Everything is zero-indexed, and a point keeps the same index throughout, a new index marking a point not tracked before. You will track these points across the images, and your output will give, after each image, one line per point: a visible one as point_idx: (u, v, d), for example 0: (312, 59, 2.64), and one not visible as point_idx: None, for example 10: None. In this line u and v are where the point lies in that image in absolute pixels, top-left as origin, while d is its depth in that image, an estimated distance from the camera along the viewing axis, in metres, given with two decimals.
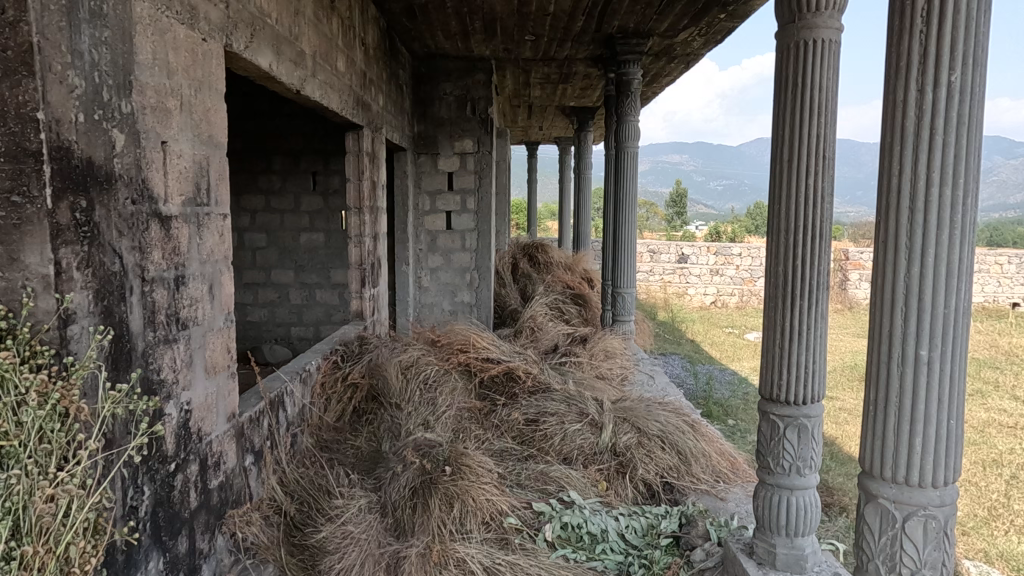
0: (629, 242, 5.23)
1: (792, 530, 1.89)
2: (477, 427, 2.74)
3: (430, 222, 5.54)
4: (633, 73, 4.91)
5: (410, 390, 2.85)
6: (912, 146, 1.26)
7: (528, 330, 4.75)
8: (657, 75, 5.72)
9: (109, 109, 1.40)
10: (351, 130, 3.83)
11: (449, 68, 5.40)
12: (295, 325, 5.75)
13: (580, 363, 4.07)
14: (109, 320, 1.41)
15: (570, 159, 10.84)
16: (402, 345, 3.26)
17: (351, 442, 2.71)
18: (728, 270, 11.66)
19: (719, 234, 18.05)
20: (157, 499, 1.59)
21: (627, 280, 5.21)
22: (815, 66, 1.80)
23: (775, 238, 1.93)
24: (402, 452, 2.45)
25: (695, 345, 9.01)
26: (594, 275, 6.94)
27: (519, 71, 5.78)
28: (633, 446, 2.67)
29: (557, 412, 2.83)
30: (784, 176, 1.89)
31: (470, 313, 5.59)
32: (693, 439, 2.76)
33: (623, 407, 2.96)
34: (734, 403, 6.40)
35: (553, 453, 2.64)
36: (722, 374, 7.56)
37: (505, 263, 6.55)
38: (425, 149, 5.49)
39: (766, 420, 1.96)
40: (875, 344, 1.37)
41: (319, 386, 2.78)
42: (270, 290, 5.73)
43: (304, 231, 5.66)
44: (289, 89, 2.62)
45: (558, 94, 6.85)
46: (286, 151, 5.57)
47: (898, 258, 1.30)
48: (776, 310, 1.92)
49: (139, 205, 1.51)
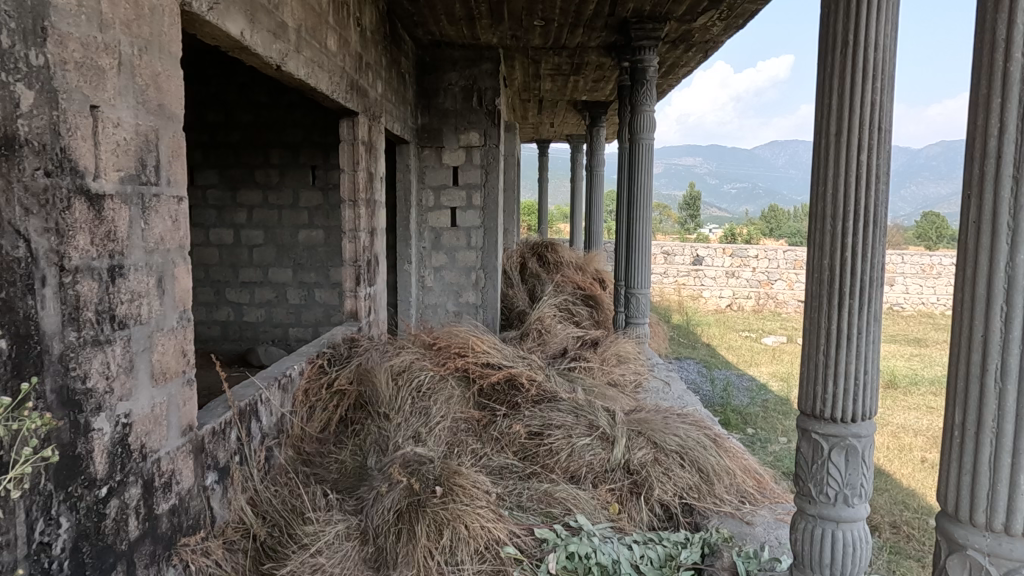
0: (644, 239, 4.92)
1: (837, 570, 1.61)
2: (474, 440, 2.45)
3: (434, 219, 5.28)
4: (649, 60, 4.62)
5: (401, 397, 2.56)
6: (1017, 97, 0.98)
7: (535, 332, 4.47)
8: (674, 65, 5.42)
9: (9, 57, 1.16)
10: (346, 118, 3.57)
11: (455, 57, 5.14)
12: (293, 326, 5.50)
13: (591, 369, 3.77)
14: (7, 317, 1.17)
15: (582, 157, 10.58)
16: (395, 348, 2.99)
17: (335, 455, 2.44)
18: (744, 272, 11.31)
19: (734, 237, 17.73)
20: (80, 531, 1.34)
21: (641, 279, 4.91)
22: (869, 21, 1.51)
23: (819, 226, 1.64)
24: (387, 469, 2.17)
25: (710, 349, 8.71)
26: (606, 275, 6.65)
27: (529, 61, 5.51)
28: (649, 464, 2.38)
29: (564, 425, 2.53)
30: (829, 154, 1.60)
31: (475, 314, 5.33)
32: (716, 455, 2.48)
33: (637, 418, 2.67)
34: (753, 411, 6.10)
35: (559, 471, 2.35)
36: (740, 380, 7.27)
37: (513, 263, 6.28)
38: (430, 142, 5.23)
39: (806, 439, 1.67)
40: (958, 352, 1.09)
41: (301, 393, 2.52)
42: (267, 289, 5.49)
43: (302, 228, 5.42)
44: (268, 63, 2.36)
45: (569, 87, 6.58)
46: (285, 145, 5.34)
47: (998, 242, 1.01)
48: (821, 311, 1.63)
49: (55, 178, 1.26)
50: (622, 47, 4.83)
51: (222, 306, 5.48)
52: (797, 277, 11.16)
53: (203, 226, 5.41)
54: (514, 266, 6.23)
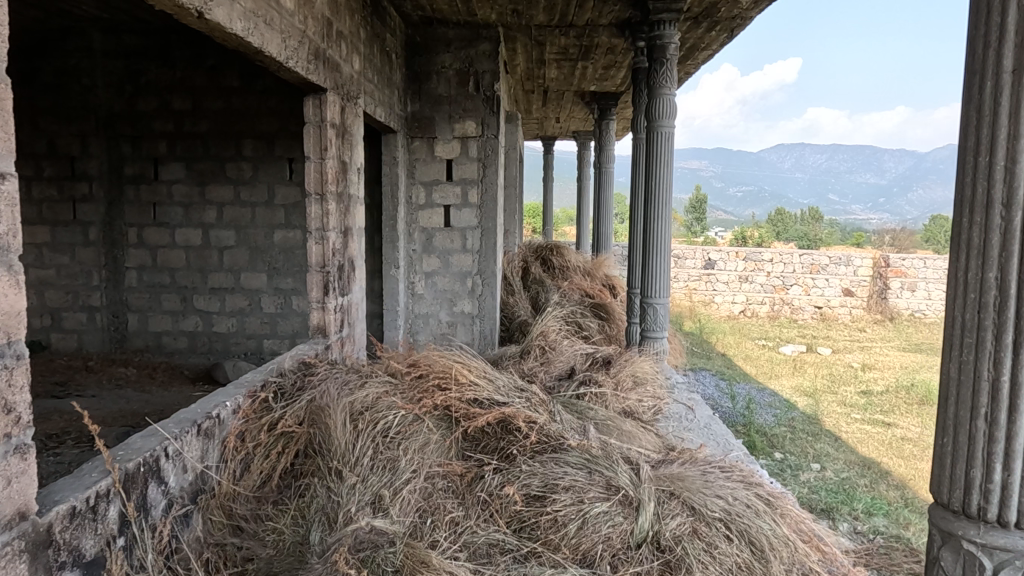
0: (664, 242, 4.27)
1: None
2: (454, 505, 1.84)
3: (426, 218, 4.71)
4: (670, 36, 4.03)
5: (359, 446, 1.95)
6: None
7: (537, 350, 3.85)
8: (693, 47, 4.85)
9: None
10: (311, 95, 2.98)
11: (449, 37, 4.57)
12: (268, 338, 4.94)
13: (603, 396, 3.16)
14: None
15: (589, 155, 9.99)
16: (360, 376, 2.39)
17: (273, 524, 1.88)
18: (758, 277, 10.71)
19: (745, 240, 17.11)
20: None
21: (660, 288, 4.28)
22: None
23: (975, 220, 1.04)
24: (329, 555, 1.57)
25: (727, 360, 8.12)
26: (618, 282, 6.04)
27: (532, 43, 4.94)
28: (685, 538, 1.75)
29: (573, 484, 1.87)
30: (997, 107, 1.00)
31: (471, 325, 4.75)
32: (771, 522, 1.86)
33: (667, 473, 2.03)
34: (779, 433, 5.53)
35: (567, 549, 1.71)
36: (761, 396, 6.67)
37: (514, 267, 5.68)
38: (420, 132, 4.66)
39: (951, 550, 1.09)
40: None
41: (234, 439, 1.97)
42: (239, 296, 4.92)
43: (278, 228, 4.85)
44: (185, 7, 1.79)
45: (576, 75, 6.00)
46: (259, 135, 4.79)
47: None
48: (980, 353, 1.04)
49: None
50: (637, 23, 4.25)
51: (189, 315, 4.92)
52: (813, 282, 10.60)
53: (168, 225, 4.86)
54: (516, 271, 5.63)
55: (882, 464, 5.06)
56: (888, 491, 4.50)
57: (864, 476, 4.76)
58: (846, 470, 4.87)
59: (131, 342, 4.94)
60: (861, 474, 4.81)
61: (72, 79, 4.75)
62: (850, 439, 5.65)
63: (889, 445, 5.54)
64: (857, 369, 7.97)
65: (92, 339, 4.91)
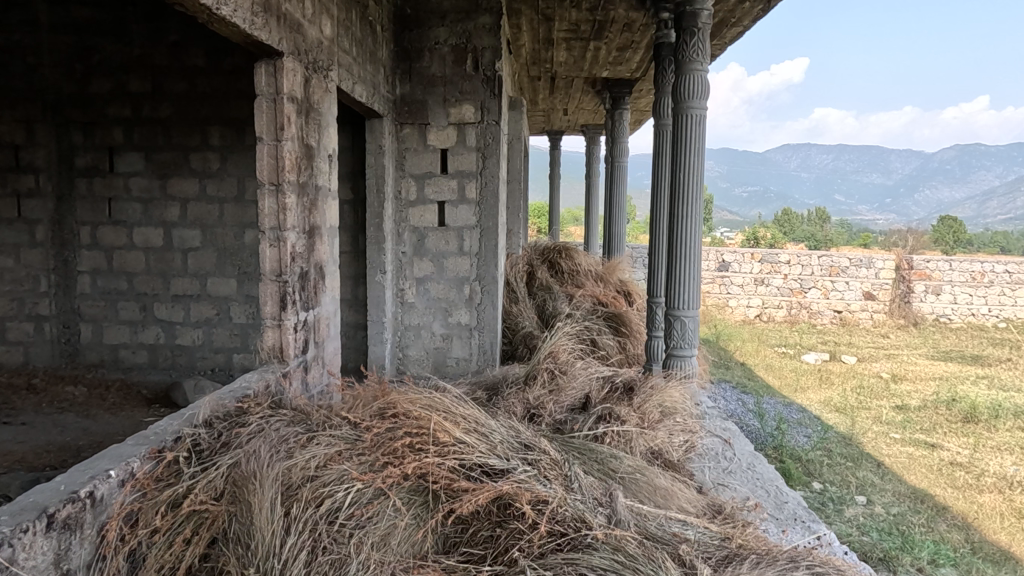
0: (693, 245, 3.65)
1: None
2: None
3: (417, 217, 4.12)
4: (703, 2, 3.44)
5: (291, 546, 1.37)
6: None
7: (546, 375, 3.21)
8: (724, 20, 4.24)
9: None
10: (264, 62, 2.38)
11: (444, 9, 3.98)
12: (238, 351, 4.35)
13: (626, 435, 2.56)
14: None
15: (597, 149, 9.38)
16: (311, 427, 1.80)
17: None
18: (775, 279, 10.08)
19: (755, 240, 16.43)
20: None
21: (689, 299, 3.64)
22: None
23: None
24: None
25: (747, 370, 7.51)
26: (634, 288, 5.42)
27: (539, 18, 4.35)
28: None
29: None
30: None
31: (469, 339, 4.14)
32: None
33: None
34: (815, 459, 4.91)
35: None
36: (790, 413, 6.04)
37: (518, 271, 5.06)
38: (411, 118, 4.06)
39: None
40: None
41: (115, 528, 1.37)
42: (205, 304, 4.33)
43: (248, 227, 4.26)
44: None
45: (586, 58, 5.42)
46: (228, 122, 4.21)
47: None
48: None
49: None
50: None
51: (149, 326, 4.34)
52: (833, 285, 9.94)
53: (126, 224, 4.28)
54: (521, 275, 5.01)
55: (936, 498, 4.42)
56: (950, 533, 3.86)
57: (919, 513, 4.11)
58: (897, 505, 4.24)
59: (85, 356, 4.35)
60: (915, 510, 4.17)
61: (15, 57, 4.18)
62: (894, 465, 5.00)
63: (939, 472, 4.90)
64: (888, 380, 7.33)
65: (39, 353, 4.32)
